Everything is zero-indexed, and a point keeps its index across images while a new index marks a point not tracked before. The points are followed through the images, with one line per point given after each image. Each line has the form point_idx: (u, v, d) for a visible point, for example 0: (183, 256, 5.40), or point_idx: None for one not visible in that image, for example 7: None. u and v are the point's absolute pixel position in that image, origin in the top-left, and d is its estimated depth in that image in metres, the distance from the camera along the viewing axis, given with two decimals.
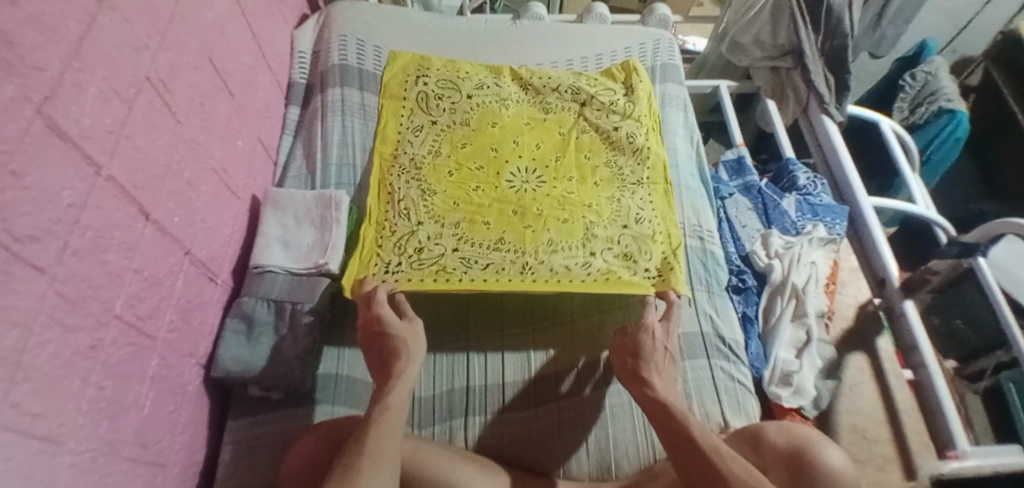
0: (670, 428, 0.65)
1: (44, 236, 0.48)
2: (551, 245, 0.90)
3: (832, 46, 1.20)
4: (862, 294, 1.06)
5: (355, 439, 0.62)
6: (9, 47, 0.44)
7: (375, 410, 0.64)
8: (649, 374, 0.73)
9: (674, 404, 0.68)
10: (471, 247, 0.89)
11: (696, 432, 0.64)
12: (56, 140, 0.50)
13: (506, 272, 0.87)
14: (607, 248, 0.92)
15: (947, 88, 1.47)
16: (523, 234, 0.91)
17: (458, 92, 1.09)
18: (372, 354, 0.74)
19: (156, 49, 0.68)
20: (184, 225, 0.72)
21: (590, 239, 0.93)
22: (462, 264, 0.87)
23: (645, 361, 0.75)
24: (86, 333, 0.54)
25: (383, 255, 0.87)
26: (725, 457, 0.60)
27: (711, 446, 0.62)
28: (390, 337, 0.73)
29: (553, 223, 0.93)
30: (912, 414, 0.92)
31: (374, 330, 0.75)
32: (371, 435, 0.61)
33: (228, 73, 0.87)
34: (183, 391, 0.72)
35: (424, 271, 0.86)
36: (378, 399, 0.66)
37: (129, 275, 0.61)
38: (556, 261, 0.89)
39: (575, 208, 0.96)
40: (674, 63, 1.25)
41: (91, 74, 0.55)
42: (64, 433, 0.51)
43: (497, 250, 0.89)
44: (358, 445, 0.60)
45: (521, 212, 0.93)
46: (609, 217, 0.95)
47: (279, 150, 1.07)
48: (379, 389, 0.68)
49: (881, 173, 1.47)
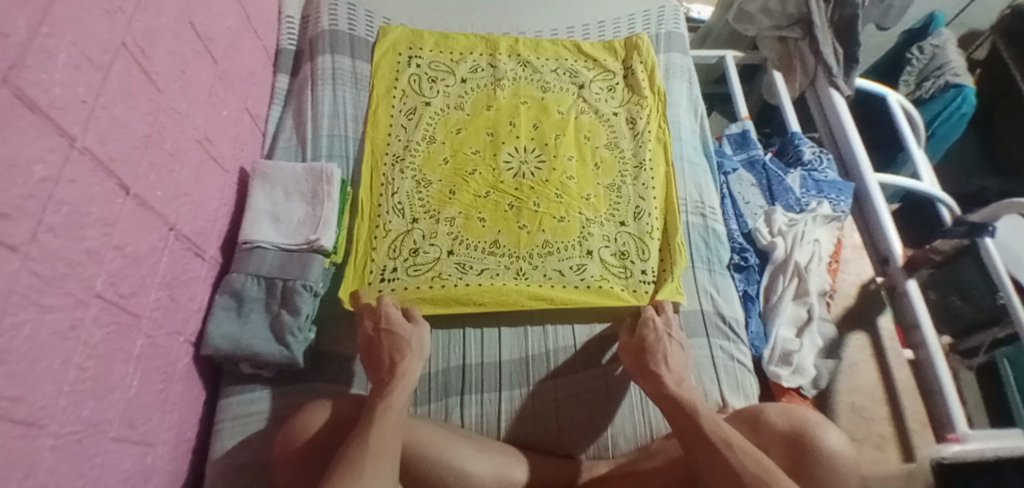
0: (686, 425, 0.64)
1: (16, 212, 0.45)
2: (545, 248, 0.90)
3: (842, 16, 1.16)
4: (865, 272, 1.05)
5: (357, 432, 0.60)
6: None
7: (377, 405, 0.64)
8: (657, 367, 0.73)
9: (684, 397, 0.68)
10: (466, 250, 0.89)
11: (708, 426, 0.63)
12: (25, 110, 0.46)
13: (501, 278, 0.87)
14: (604, 246, 0.91)
15: (955, 62, 1.42)
16: (517, 236, 0.91)
17: (452, 75, 1.07)
18: (372, 354, 0.73)
19: (132, 13, 0.63)
20: (167, 200, 0.69)
21: (587, 237, 0.92)
22: (457, 269, 0.87)
23: (652, 355, 0.75)
24: (65, 313, 0.52)
25: (378, 260, 0.87)
26: (737, 451, 0.60)
27: (723, 441, 0.61)
28: (393, 338, 0.73)
29: (548, 223, 0.92)
30: (911, 394, 0.91)
31: (378, 331, 0.74)
32: (376, 429, 0.60)
33: (210, 39, 0.83)
34: (172, 369, 0.71)
35: (420, 279, 0.86)
36: (382, 393, 0.66)
37: (109, 251, 0.58)
38: (551, 265, 0.88)
39: (572, 204, 0.94)
40: (678, 31, 1.19)
41: (61, 39, 0.51)
42: (44, 416, 0.49)
43: (492, 254, 0.89)
44: (360, 438, 0.59)
45: (516, 209, 0.93)
46: (606, 214, 0.94)
47: (268, 120, 1.03)
48: (381, 384, 0.68)
49: (885, 145, 1.44)
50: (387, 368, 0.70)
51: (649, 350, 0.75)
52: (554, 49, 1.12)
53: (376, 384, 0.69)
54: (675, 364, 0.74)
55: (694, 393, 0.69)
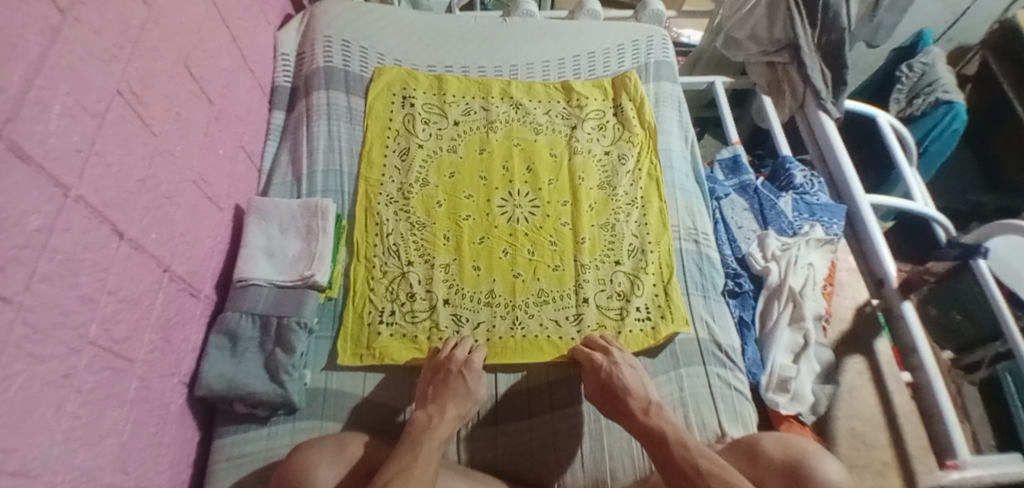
0: (661, 454, 0.66)
1: (11, 263, 0.46)
2: (541, 297, 0.90)
3: (829, 40, 1.17)
4: (860, 295, 1.05)
5: (396, 467, 0.62)
6: None
7: (425, 442, 0.67)
8: (622, 400, 0.74)
9: (657, 427, 0.69)
10: (462, 299, 0.89)
11: (677, 451, 0.65)
12: (19, 162, 0.47)
13: (498, 329, 0.87)
14: (600, 290, 0.92)
15: (945, 79, 1.43)
16: (512, 284, 0.91)
17: (445, 118, 1.09)
18: (439, 388, 0.75)
19: (127, 60, 0.64)
20: (162, 241, 0.70)
21: (581, 285, 0.92)
22: (454, 322, 0.87)
23: (614, 389, 0.75)
24: (58, 361, 0.52)
25: (376, 302, 0.88)
26: (705, 474, 0.62)
27: (691, 466, 0.63)
28: (464, 383, 0.76)
29: (543, 271, 0.92)
30: (912, 419, 0.90)
31: (457, 373, 0.77)
32: (419, 464, 0.63)
33: (206, 79, 0.84)
34: (165, 412, 0.71)
35: (418, 327, 0.86)
36: (430, 432, 0.68)
37: (103, 297, 0.58)
38: (546, 315, 0.89)
39: (568, 250, 0.95)
40: (668, 60, 1.22)
41: (56, 90, 0.53)
42: (37, 466, 0.49)
43: (488, 303, 0.89)
44: (406, 470, 0.62)
45: (511, 257, 0.93)
46: (601, 257, 0.94)
47: (263, 156, 1.04)
48: (433, 419, 0.71)
49: (876, 164, 1.45)
50: (449, 407, 0.73)
51: (612, 387, 0.75)
52: (545, 90, 1.15)
53: (423, 416, 0.71)
54: (639, 389, 0.76)
55: (663, 417, 0.71)
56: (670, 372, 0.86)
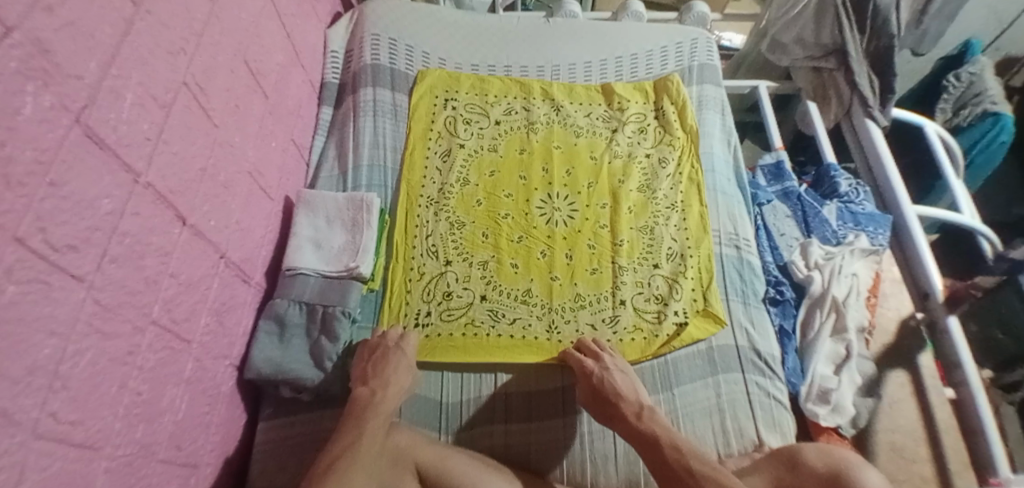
0: (657, 460, 0.67)
1: (83, 244, 0.48)
2: (577, 302, 0.90)
3: (877, 47, 1.15)
4: (904, 308, 1.02)
5: (349, 441, 0.66)
6: (45, 56, 0.44)
7: (370, 417, 0.70)
8: (615, 404, 0.74)
9: (650, 431, 0.70)
10: (499, 297, 0.90)
11: (671, 455, 0.66)
12: (95, 148, 0.50)
13: (533, 330, 0.88)
14: (637, 293, 0.92)
15: (993, 89, 1.38)
16: (549, 287, 0.92)
17: (486, 117, 1.10)
18: (377, 365, 0.76)
19: (192, 53, 0.67)
20: (219, 229, 0.73)
21: (619, 288, 0.92)
22: (489, 317, 0.88)
23: (606, 393, 0.75)
24: (123, 339, 0.54)
25: (412, 304, 0.89)
26: (698, 475, 0.62)
27: (685, 469, 0.64)
28: (402, 356, 0.78)
29: (581, 274, 0.93)
30: (953, 434, 0.88)
31: (393, 349, 0.79)
32: (365, 441, 0.67)
33: (262, 73, 0.87)
34: (216, 392, 0.73)
35: (452, 325, 0.87)
36: (374, 407, 0.71)
37: (166, 279, 0.61)
38: (583, 320, 0.89)
39: (605, 253, 0.95)
40: (711, 63, 1.20)
41: (128, 80, 0.55)
42: (101, 439, 0.52)
43: (524, 304, 0.90)
44: (350, 450, 0.65)
45: (549, 260, 0.94)
46: (639, 260, 0.94)
47: (312, 150, 1.07)
48: (376, 393, 0.72)
49: (923, 173, 1.41)
50: (391, 378, 0.75)
51: (604, 392, 0.76)
52: (587, 92, 1.15)
53: (366, 391, 0.73)
54: (631, 393, 0.75)
55: (656, 421, 0.71)
56: (705, 377, 0.85)
